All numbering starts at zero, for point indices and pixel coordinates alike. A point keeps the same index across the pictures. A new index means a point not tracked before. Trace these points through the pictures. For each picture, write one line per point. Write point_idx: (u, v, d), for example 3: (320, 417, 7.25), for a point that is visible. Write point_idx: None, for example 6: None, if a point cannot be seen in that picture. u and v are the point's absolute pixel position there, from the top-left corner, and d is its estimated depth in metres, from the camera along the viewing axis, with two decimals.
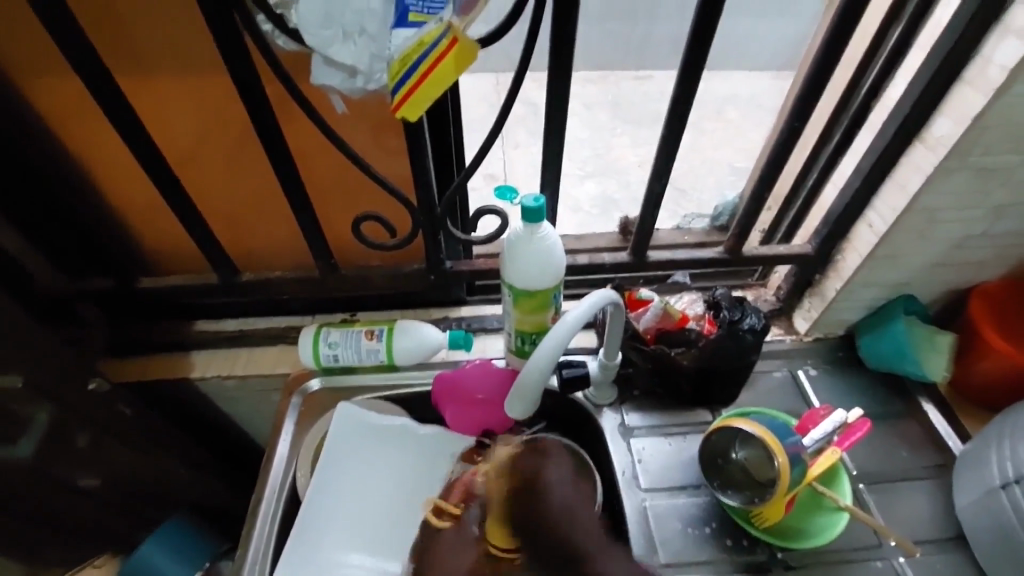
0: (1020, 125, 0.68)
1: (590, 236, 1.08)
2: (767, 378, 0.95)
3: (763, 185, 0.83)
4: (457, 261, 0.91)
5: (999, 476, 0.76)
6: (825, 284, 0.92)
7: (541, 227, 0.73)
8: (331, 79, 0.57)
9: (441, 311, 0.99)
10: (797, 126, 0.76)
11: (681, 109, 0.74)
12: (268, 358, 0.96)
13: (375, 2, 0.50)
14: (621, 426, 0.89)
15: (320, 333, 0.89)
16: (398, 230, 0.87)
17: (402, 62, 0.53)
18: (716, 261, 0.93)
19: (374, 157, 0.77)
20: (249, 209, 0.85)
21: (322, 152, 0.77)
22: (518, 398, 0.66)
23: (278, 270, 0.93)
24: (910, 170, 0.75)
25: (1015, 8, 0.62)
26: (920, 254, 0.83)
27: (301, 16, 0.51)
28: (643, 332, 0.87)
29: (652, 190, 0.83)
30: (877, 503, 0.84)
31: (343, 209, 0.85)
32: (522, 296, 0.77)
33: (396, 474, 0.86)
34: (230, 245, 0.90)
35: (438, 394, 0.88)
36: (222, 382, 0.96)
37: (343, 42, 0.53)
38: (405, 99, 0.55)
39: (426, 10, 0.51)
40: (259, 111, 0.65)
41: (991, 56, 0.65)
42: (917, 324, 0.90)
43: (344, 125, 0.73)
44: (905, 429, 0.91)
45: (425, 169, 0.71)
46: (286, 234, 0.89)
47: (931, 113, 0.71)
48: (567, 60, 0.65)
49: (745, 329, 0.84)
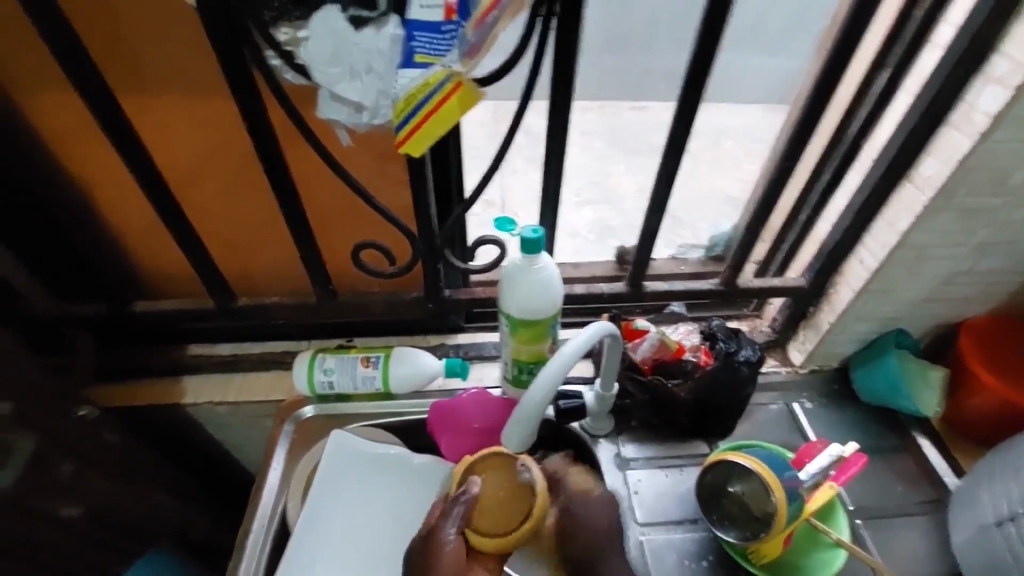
0: (1002, 169, 0.70)
1: (587, 264, 1.09)
2: (762, 411, 0.95)
3: (756, 220, 0.85)
4: (456, 289, 0.91)
5: (994, 513, 0.75)
6: (819, 317, 0.93)
7: (540, 258, 0.74)
8: (336, 114, 0.59)
9: (437, 338, 0.99)
10: (788, 164, 0.78)
11: (678, 145, 0.76)
12: (261, 384, 0.95)
13: (383, 43, 0.52)
14: (618, 458, 0.88)
15: (315, 359, 0.88)
16: (397, 257, 0.88)
17: (407, 102, 0.55)
18: (711, 292, 0.94)
19: (376, 187, 0.78)
20: (249, 235, 0.86)
21: (323, 181, 0.78)
22: (515, 433, 0.65)
23: (274, 295, 0.92)
24: (900, 209, 0.77)
25: (995, 59, 0.64)
26: (911, 290, 0.85)
27: (311, 54, 0.53)
28: (639, 362, 0.87)
29: (649, 222, 0.84)
30: (874, 540, 0.83)
31: (343, 237, 0.86)
32: (519, 326, 0.78)
33: (388, 503, 0.85)
34: (228, 271, 0.90)
35: (434, 423, 0.87)
36: (215, 408, 0.95)
37: (350, 79, 0.54)
38: (411, 134, 0.57)
39: (432, 52, 0.53)
40: (265, 143, 0.66)
41: (974, 102, 0.67)
42: (910, 358, 0.91)
43: (347, 157, 0.74)
44: (900, 464, 0.91)
45: (426, 199, 0.72)
46: (284, 260, 0.89)
47: (918, 154, 0.74)
48: (566, 98, 0.67)
49: (741, 361, 0.84)
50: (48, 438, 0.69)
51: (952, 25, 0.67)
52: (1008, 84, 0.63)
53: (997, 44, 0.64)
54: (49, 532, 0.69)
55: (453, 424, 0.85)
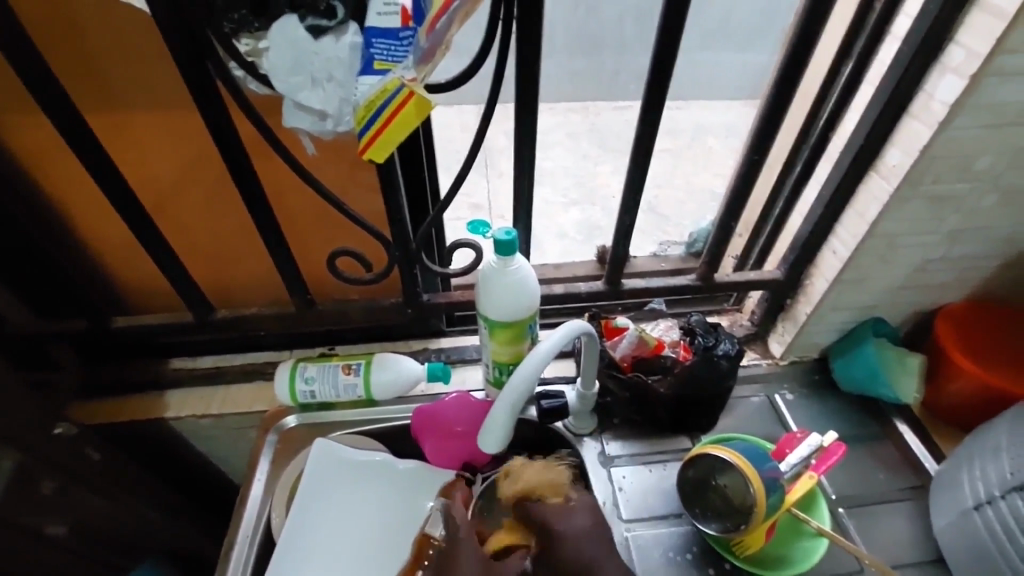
0: (965, 156, 0.71)
1: (568, 264, 1.10)
2: (744, 404, 0.96)
3: (730, 214, 0.86)
4: (435, 293, 0.92)
5: (972, 497, 0.76)
6: (796, 308, 0.94)
7: (514, 260, 0.75)
8: (300, 122, 0.58)
9: (420, 343, 0.99)
10: (757, 158, 0.79)
11: (647, 142, 0.76)
12: (245, 395, 0.95)
13: (342, 51, 0.53)
14: (602, 455, 0.89)
15: (296, 368, 0.88)
16: (374, 264, 0.88)
17: (367, 108, 0.54)
18: (689, 288, 0.95)
19: (348, 193, 0.78)
20: (224, 246, 0.85)
21: (297, 192, 0.78)
22: (492, 432, 0.65)
23: (255, 305, 0.92)
24: (868, 200, 0.78)
25: (950, 49, 0.66)
26: (884, 279, 0.86)
27: (271, 63, 0.54)
28: (619, 359, 0.87)
29: (624, 220, 0.85)
30: (857, 527, 0.84)
31: (319, 245, 0.86)
32: (497, 328, 0.79)
33: (374, 510, 0.85)
34: (205, 283, 0.90)
35: (417, 428, 0.87)
36: (198, 421, 0.95)
37: (312, 88, 0.55)
38: (375, 137, 0.55)
39: (390, 58, 0.53)
40: (232, 153, 0.66)
41: (933, 92, 0.68)
42: (887, 346, 0.92)
43: (317, 165, 0.74)
44: (881, 451, 0.92)
45: (398, 205, 0.72)
46: (261, 270, 0.89)
47: (883, 145, 0.75)
48: (532, 100, 0.67)
49: (720, 355, 0.85)
50: (27, 458, 0.68)
51: (909, 16, 0.68)
52: (963, 73, 0.65)
53: (952, 34, 0.65)
54: (28, 552, 0.68)
55: (436, 427, 0.86)
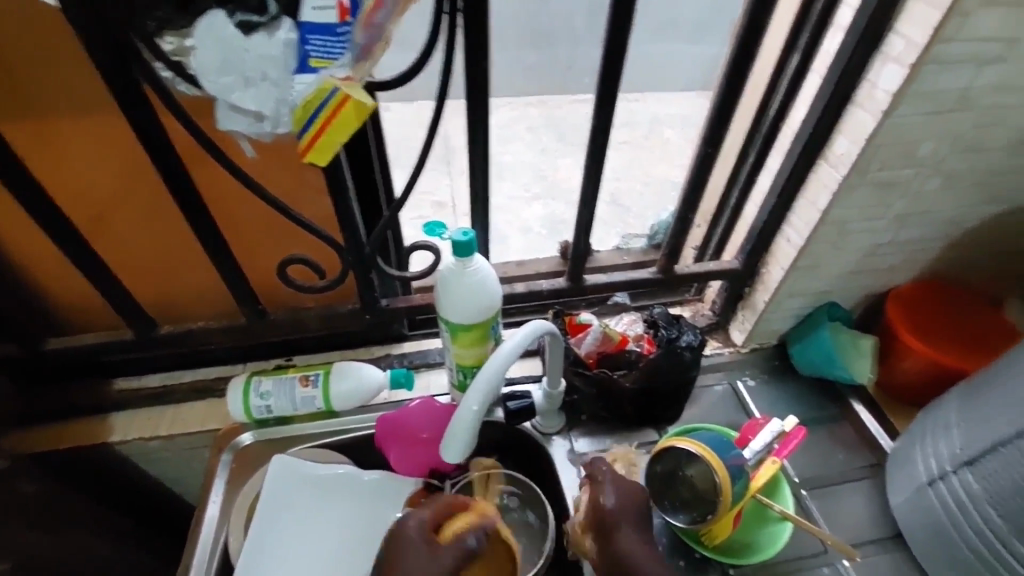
0: (908, 143, 0.73)
1: (531, 260, 1.09)
2: (708, 392, 0.98)
3: (688, 207, 0.86)
4: (393, 297, 0.89)
5: (925, 473, 0.79)
6: (754, 297, 0.95)
7: (473, 261, 0.73)
8: (236, 125, 0.54)
9: (382, 348, 0.97)
10: (711, 150, 0.79)
11: (602, 138, 0.76)
12: (195, 413, 0.90)
13: (274, 48, 0.49)
14: (571, 453, 0.89)
15: (250, 383, 0.84)
16: (327, 270, 0.84)
17: (304, 108, 0.52)
18: (652, 281, 0.95)
19: (293, 197, 0.74)
20: (162, 257, 0.80)
21: (237, 199, 0.73)
22: (456, 439, 0.63)
23: (202, 319, 0.87)
24: (818, 188, 0.80)
25: (891, 39, 0.67)
26: (836, 264, 0.88)
27: (198, 62, 0.50)
28: (585, 356, 0.87)
29: (583, 215, 0.84)
30: (819, 508, 0.86)
31: (267, 254, 0.81)
32: (459, 330, 0.77)
33: (338, 526, 0.81)
34: (145, 298, 0.84)
35: (382, 437, 0.85)
36: (146, 444, 0.90)
37: (245, 87, 0.51)
38: (314, 140, 0.53)
39: (327, 55, 0.51)
40: (164, 159, 0.61)
41: (876, 81, 0.70)
42: (841, 330, 0.94)
43: (257, 168, 0.70)
44: (840, 432, 0.95)
45: (348, 208, 0.69)
46: (205, 283, 0.84)
47: (832, 134, 0.76)
48: (484, 96, 0.65)
49: (683, 346, 0.85)
50: None
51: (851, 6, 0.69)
52: (904, 62, 0.66)
53: (892, 24, 0.66)
54: None
55: (401, 436, 0.83)
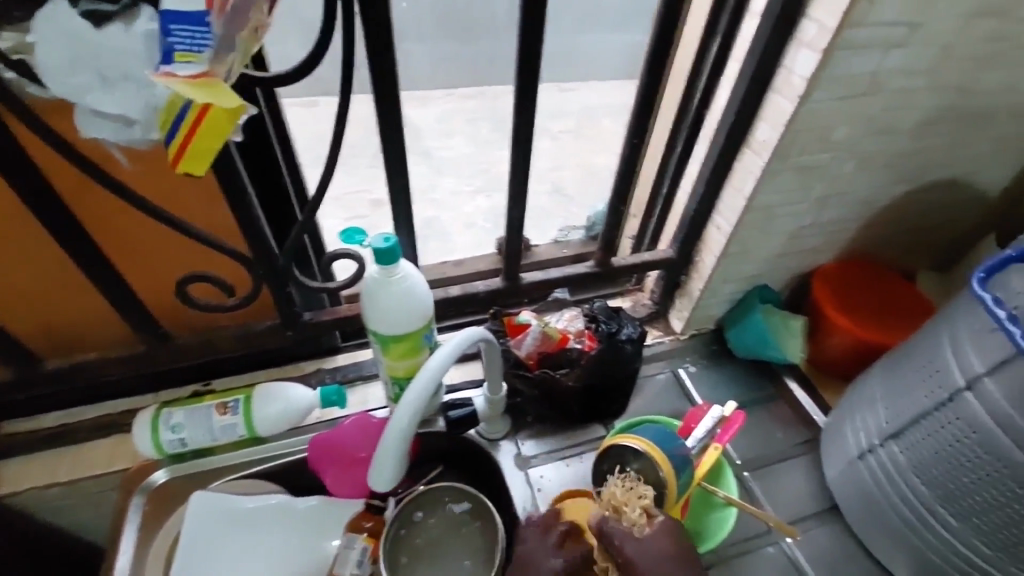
0: (824, 128, 0.75)
1: (468, 259, 1.05)
2: (652, 381, 0.98)
3: (620, 199, 0.85)
4: (317, 311, 0.82)
5: (856, 447, 0.82)
6: (690, 284, 0.96)
7: (398, 267, 0.69)
8: (101, 131, 0.47)
9: (313, 364, 0.90)
10: (639, 142, 0.78)
11: (528, 131, 0.73)
12: (100, 454, 0.81)
13: (132, 39, 0.43)
14: (518, 457, 0.86)
15: (159, 416, 0.76)
16: (237, 286, 0.77)
17: (167, 113, 0.45)
18: (590, 275, 0.93)
19: (188, 209, 0.67)
20: (37, 284, 0.70)
21: (120, 213, 0.65)
22: (382, 468, 0.58)
23: (97, 349, 0.78)
24: (743, 175, 0.80)
25: (803, 25, 0.67)
26: (764, 248, 0.90)
27: (41, 62, 0.43)
28: (525, 357, 0.84)
29: (516, 212, 0.81)
30: (761, 488, 0.88)
31: (166, 273, 0.73)
32: (389, 342, 0.72)
33: (270, 562, 0.75)
34: (25, 332, 0.74)
35: (315, 460, 0.79)
36: (43, 493, 0.80)
37: (102, 87, 0.44)
38: (184, 147, 0.46)
39: (192, 48, 0.42)
40: (19, 175, 0.53)
41: (792, 67, 0.70)
42: (773, 312, 0.97)
43: (142, 179, 0.62)
44: (777, 411, 0.97)
45: (252, 219, 0.63)
46: (94, 308, 0.74)
47: (753, 120, 0.76)
48: (395, 90, 0.61)
49: (624, 339, 0.85)
50: None
51: None
52: (816, 48, 0.67)
53: (803, 10, 0.67)
54: None
55: (337, 457, 0.79)
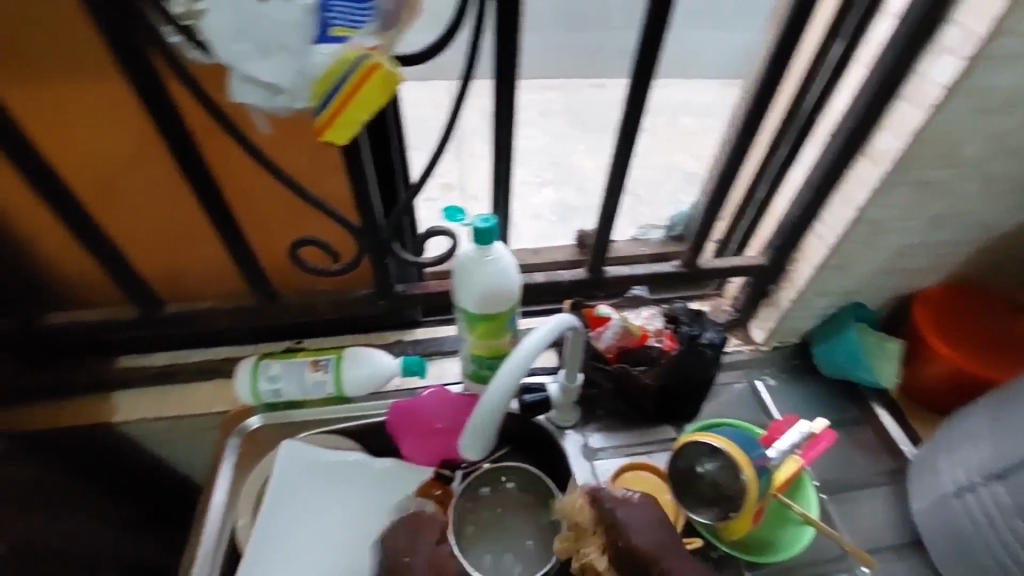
0: (955, 142, 0.70)
1: (546, 248, 1.05)
2: (728, 390, 0.95)
3: (717, 199, 0.83)
4: (409, 284, 0.87)
5: (952, 483, 0.77)
6: (779, 294, 0.92)
7: (493, 249, 0.71)
8: (251, 97, 0.50)
9: (395, 334, 0.94)
10: (747, 142, 0.76)
11: (634, 124, 0.72)
12: (202, 395, 0.88)
13: (294, 12, 0.45)
14: (585, 448, 0.87)
15: (259, 365, 0.82)
16: (342, 253, 0.81)
17: (324, 81, 0.49)
18: (675, 275, 0.92)
19: (308, 177, 0.71)
20: (169, 235, 0.77)
21: (250, 174, 0.70)
22: (475, 438, 0.61)
23: (211, 299, 0.85)
24: (856, 185, 0.76)
25: (947, 29, 0.63)
26: (867, 264, 0.85)
27: (209, 27, 0.46)
28: (603, 350, 0.85)
29: (609, 205, 0.81)
30: (838, 512, 0.85)
31: (281, 234, 0.78)
32: (477, 321, 0.74)
33: (348, 515, 0.80)
34: (152, 274, 0.82)
35: (393, 425, 0.83)
36: (152, 424, 0.88)
37: (260, 56, 0.47)
38: (334, 117, 0.51)
39: (350, 23, 0.48)
40: (175, 134, 0.58)
41: (928, 73, 0.66)
42: (868, 332, 0.92)
43: (273, 145, 0.66)
44: (860, 436, 0.92)
45: (366, 191, 0.67)
46: (215, 259, 0.81)
47: (875, 128, 0.72)
48: (513, 76, 0.62)
49: (705, 344, 0.83)
50: None
51: None
52: (960, 55, 0.62)
53: (949, 13, 0.62)
54: None
55: (415, 424, 0.82)
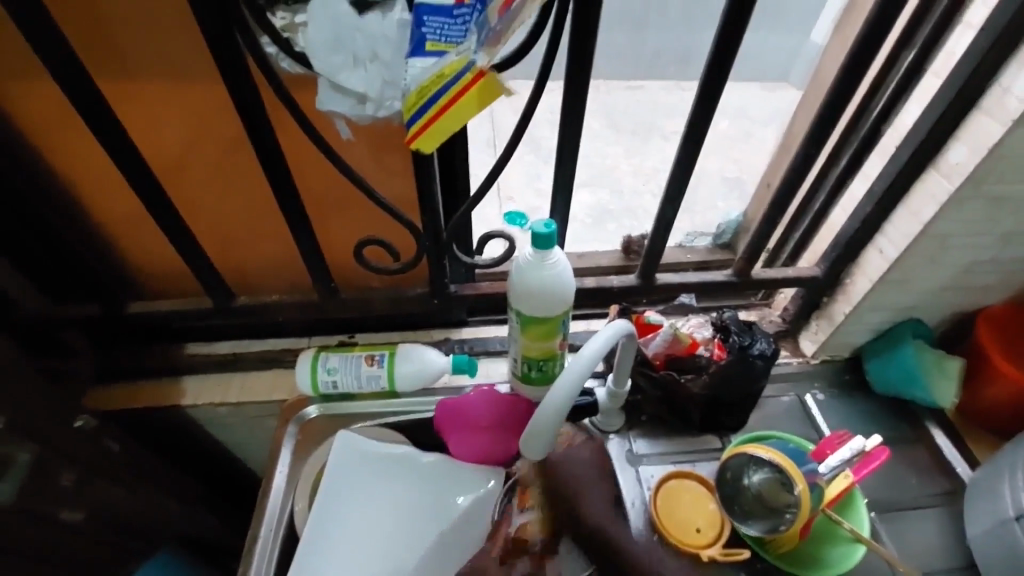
0: None
1: (590, 253, 1.06)
2: (775, 403, 0.94)
3: (775, 209, 0.82)
4: (462, 284, 0.89)
5: (1013, 507, 0.75)
6: (833, 307, 0.91)
7: (552, 253, 0.72)
8: (337, 105, 0.55)
9: (441, 333, 0.96)
10: (810, 152, 0.75)
11: (698, 132, 0.73)
12: (262, 384, 0.92)
13: (389, 29, 0.49)
14: (629, 453, 0.87)
15: (318, 358, 0.85)
16: (403, 253, 0.84)
17: (418, 95, 0.52)
18: (726, 283, 0.92)
19: (375, 178, 0.74)
20: (242, 228, 0.81)
21: (323, 174, 0.74)
22: (539, 439, 0.62)
23: (275, 291, 0.89)
24: (922, 199, 0.75)
25: None
26: (929, 279, 0.83)
27: (310, 41, 0.50)
28: (652, 357, 0.84)
29: (664, 212, 0.81)
30: (889, 532, 0.83)
31: (345, 232, 0.82)
32: (531, 322, 0.76)
33: (398, 507, 0.83)
34: (223, 266, 0.86)
35: (440, 422, 0.85)
36: (214, 409, 0.92)
37: (354, 67, 0.51)
38: (421, 131, 0.53)
39: (443, 38, 0.49)
40: (261, 134, 0.62)
41: (1009, 86, 0.64)
42: (926, 349, 0.90)
43: (347, 147, 0.69)
44: (913, 455, 0.90)
45: (432, 193, 0.69)
46: (284, 253, 0.85)
47: (947, 139, 0.71)
48: (583, 82, 0.63)
49: (755, 354, 0.82)
50: (45, 450, 0.66)
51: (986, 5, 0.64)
52: None
53: None
54: (49, 541, 0.66)
55: (461, 422, 0.83)
